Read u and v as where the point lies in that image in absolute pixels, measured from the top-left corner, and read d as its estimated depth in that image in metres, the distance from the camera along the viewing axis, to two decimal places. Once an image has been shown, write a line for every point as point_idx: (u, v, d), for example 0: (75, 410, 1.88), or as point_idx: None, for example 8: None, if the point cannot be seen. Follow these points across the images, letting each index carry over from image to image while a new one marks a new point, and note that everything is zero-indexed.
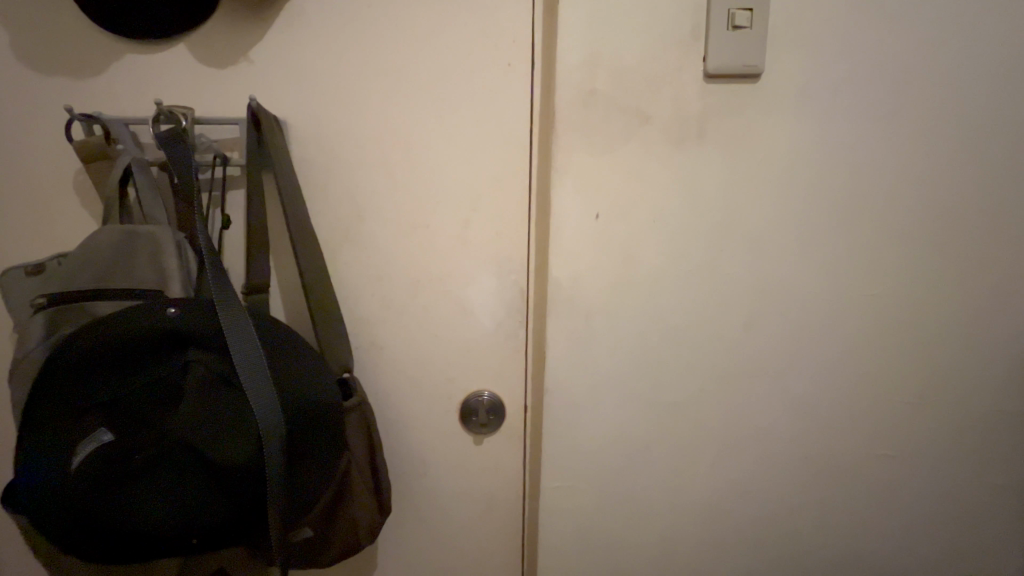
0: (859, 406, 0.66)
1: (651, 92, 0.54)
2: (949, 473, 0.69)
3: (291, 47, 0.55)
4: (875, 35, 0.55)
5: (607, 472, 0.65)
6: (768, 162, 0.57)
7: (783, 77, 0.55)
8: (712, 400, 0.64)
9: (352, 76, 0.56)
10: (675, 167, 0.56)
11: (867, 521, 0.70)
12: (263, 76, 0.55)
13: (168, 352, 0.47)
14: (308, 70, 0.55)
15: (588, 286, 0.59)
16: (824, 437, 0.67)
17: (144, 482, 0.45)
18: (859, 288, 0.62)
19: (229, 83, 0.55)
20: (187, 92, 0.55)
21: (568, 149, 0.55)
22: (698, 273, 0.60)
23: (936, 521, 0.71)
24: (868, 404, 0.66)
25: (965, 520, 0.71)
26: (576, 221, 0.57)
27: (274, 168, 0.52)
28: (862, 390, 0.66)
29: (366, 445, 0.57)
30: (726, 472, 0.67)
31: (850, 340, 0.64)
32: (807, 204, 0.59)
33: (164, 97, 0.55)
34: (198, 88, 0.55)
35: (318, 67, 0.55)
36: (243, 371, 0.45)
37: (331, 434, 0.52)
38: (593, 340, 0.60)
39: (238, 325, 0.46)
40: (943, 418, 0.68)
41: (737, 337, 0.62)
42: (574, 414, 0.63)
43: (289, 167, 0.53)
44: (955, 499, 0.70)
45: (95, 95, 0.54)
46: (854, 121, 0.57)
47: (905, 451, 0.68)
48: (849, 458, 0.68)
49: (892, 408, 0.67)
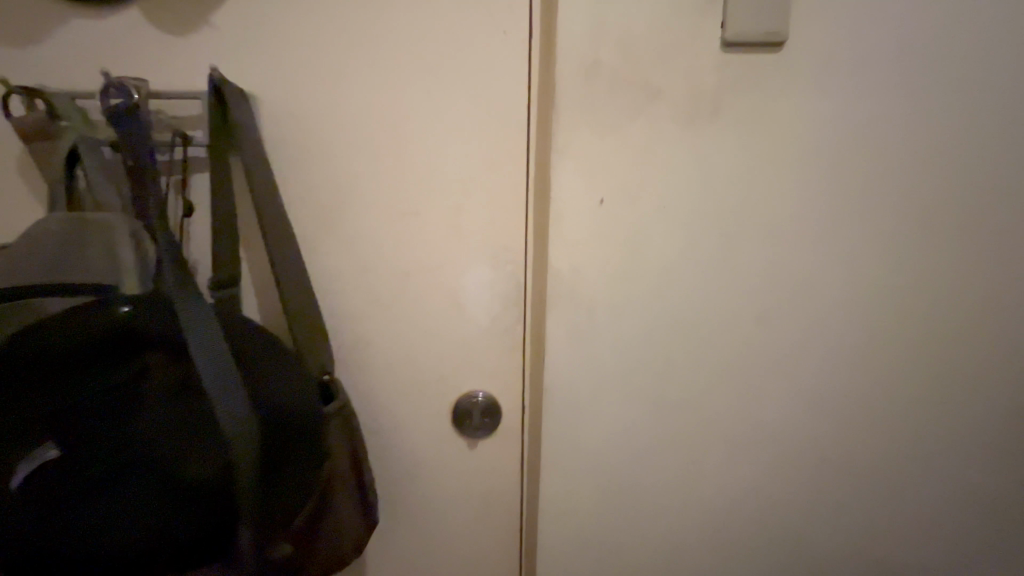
0: (876, 403, 0.62)
1: (662, 63, 0.49)
2: (968, 473, 0.66)
3: (261, 13, 0.49)
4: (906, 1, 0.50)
5: (609, 475, 0.61)
6: (789, 140, 0.52)
7: (808, 46, 0.50)
8: (722, 397, 0.60)
9: (329, 45, 0.50)
10: (688, 147, 0.51)
11: (882, 524, 0.67)
12: (230, 46, 0.49)
13: (124, 356, 0.42)
14: (280, 38, 0.49)
15: (590, 278, 0.54)
16: (839, 435, 0.63)
17: (102, 501, 0.40)
18: (881, 277, 0.58)
19: (191, 53, 0.49)
20: (142, 63, 0.49)
21: (571, 128, 0.50)
22: (710, 263, 0.55)
23: (952, 524, 0.68)
24: (886, 401, 0.62)
25: (982, 522, 0.68)
26: (579, 208, 0.52)
27: (240, 149, 0.46)
28: (880, 385, 0.62)
29: (352, 452, 0.53)
30: (735, 473, 0.63)
31: (870, 333, 0.60)
32: (829, 188, 0.54)
33: (115, 69, 0.49)
34: (155, 58, 0.49)
35: (292, 35, 0.50)
36: (208, 381, 0.41)
37: (311, 443, 0.47)
38: (596, 336, 0.56)
39: (202, 324, 0.42)
40: (963, 416, 0.64)
41: (749, 331, 0.58)
42: (574, 415, 0.58)
43: (259, 148, 0.47)
44: (972, 500, 0.67)
45: (38, 65, 0.48)
46: (884, 95, 0.52)
47: (923, 448, 0.64)
48: (864, 456, 0.64)
49: (911, 404, 0.63)
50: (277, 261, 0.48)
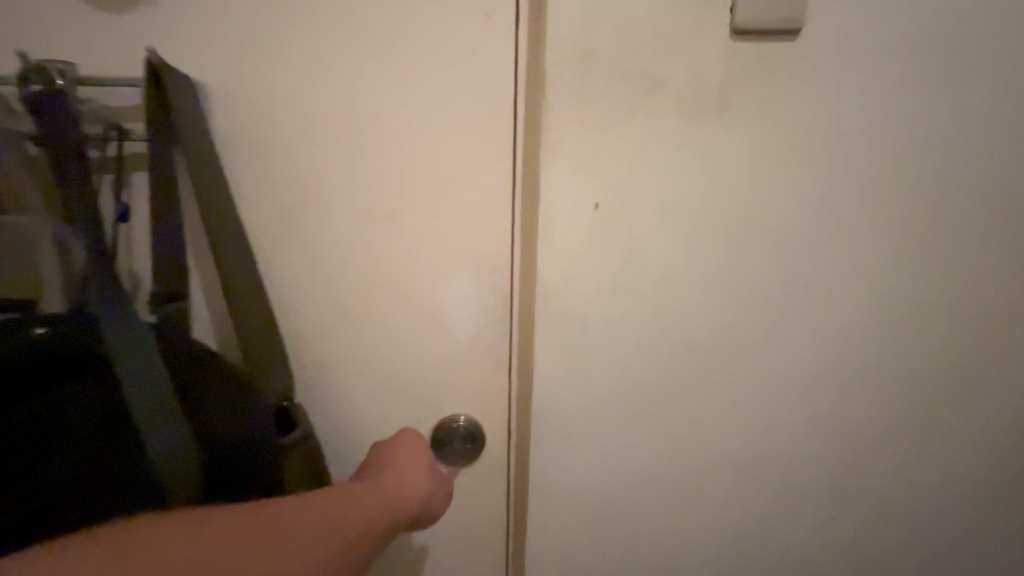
0: (901, 433, 0.56)
1: (665, 52, 0.44)
2: (1001, 509, 0.60)
3: None
4: None
5: (604, 507, 0.56)
6: (806, 139, 0.47)
7: (827, 35, 0.45)
8: (729, 425, 0.54)
9: (291, 28, 0.44)
10: (692, 147, 0.46)
11: (907, 566, 0.60)
12: (179, 27, 0.43)
13: (34, 387, 0.35)
14: (236, 20, 0.44)
15: (583, 291, 0.49)
16: (860, 469, 0.57)
17: None
18: (908, 293, 0.52)
19: (132, 37, 0.43)
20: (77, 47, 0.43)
21: (561, 123, 0.45)
22: (717, 275, 0.50)
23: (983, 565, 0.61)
24: (912, 432, 0.56)
25: (1015, 563, 0.62)
26: (571, 212, 0.47)
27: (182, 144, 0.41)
28: (906, 414, 0.56)
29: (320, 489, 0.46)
30: (745, 509, 0.57)
31: (897, 354, 0.53)
32: (850, 193, 0.49)
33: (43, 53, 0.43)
34: (91, 40, 0.43)
35: (250, 17, 0.44)
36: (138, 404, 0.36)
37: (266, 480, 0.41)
38: (589, 354, 0.51)
39: (132, 338, 0.36)
40: (999, 447, 0.57)
41: (760, 352, 0.52)
42: (565, 440, 0.53)
43: (205, 143, 0.42)
44: (1004, 539, 0.61)
45: None
46: (910, 90, 0.47)
47: (952, 483, 0.58)
48: (888, 492, 0.58)
49: (941, 434, 0.57)
50: (227, 271, 0.43)
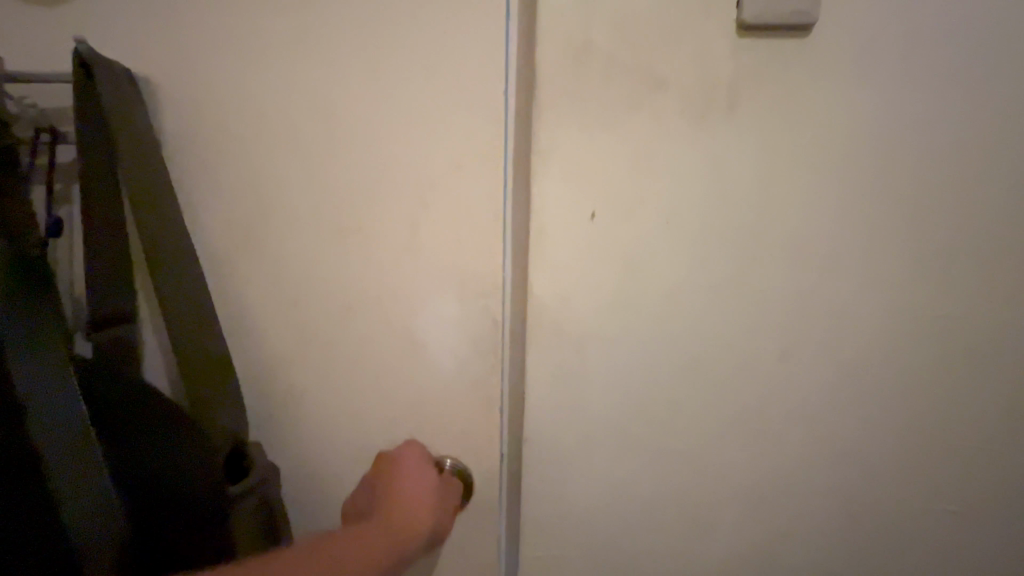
0: (937, 468, 0.50)
1: (666, 48, 0.40)
2: None
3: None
4: None
5: (600, 540, 0.51)
6: (820, 143, 0.43)
7: (846, 29, 0.41)
8: (739, 451, 0.50)
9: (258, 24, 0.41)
10: (696, 151, 0.43)
11: None
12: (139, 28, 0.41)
13: None
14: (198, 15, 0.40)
15: (579, 306, 0.46)
16: (889, 506, 0.51)
17: None
18: (941, 310, 0.47)
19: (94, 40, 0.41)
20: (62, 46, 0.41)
21: (553, 126, 0.42)
22: (724, 289, 0.46)
23: None
24: (952, 468, 0.50)
25: None
26: (565, 221, 0.44)
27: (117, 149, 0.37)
28: (944, 447, 0.50)
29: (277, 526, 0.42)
30: (758, 543, 0.52)
31: (931, 379, 0.48)
32: (872, 201, 0.45)
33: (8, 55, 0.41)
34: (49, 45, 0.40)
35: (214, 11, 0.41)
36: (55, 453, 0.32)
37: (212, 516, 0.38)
38: (585, 373, 0.47)
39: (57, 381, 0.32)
40: None
41: (772, 373, 0.48)
42: (560, 465, 0.49)
43: (143, 145, 0.39)
44: None
45: None
46: (940, 87, 0.43)
47: (1001, 528, 0.51)
48: (923, 534, 0.52)
49: (988, 472, 0.50)
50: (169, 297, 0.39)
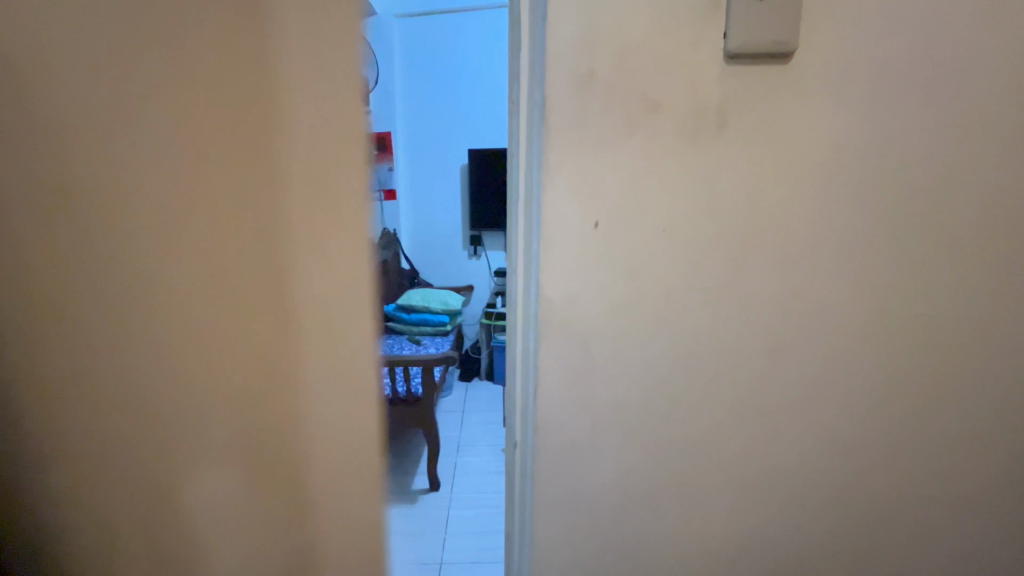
0: (911, 454, 0.55)
1: (659, 76, 0.45)
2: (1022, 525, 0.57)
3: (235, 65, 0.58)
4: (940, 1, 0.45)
5: (605, 521, 0.56)
6: (802, 158, 0.48)
7: (824, 54, 0.45)
8: (731, 440, 0.54)
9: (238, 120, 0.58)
10: (688, 166, 0.47)
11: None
12: None
13: None
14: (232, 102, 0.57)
15: (583, 307, 0.50)
16: (867, 490, 0.56)
17: None
18: (916, 307, 0.51)
19: None
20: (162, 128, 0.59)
21: (560, 146, 0.47)
22: (716, 289, 0.50)
23: None
24: (924, 454, 0.55)
25: None
26: (571, 231, 0.48)
27: None
28: (918, 435, 0.54)
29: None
30: (748, 521, 0.57)
31: (906, 369, 0.53)
32: (850, 208, 0.49)
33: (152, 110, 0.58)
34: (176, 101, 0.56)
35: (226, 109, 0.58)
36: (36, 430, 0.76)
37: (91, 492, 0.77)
38: (589, 367, 0.52)
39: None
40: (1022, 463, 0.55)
41: (761, 368, 0.52)
42: (567, 453, 0.54)
43: None
44: None
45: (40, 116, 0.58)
46: (911, 104, 0.47)
47: (969, 504, 0.56)
48: (897, 514, 0.57)
49: (957, 457, 0.55)
50: None
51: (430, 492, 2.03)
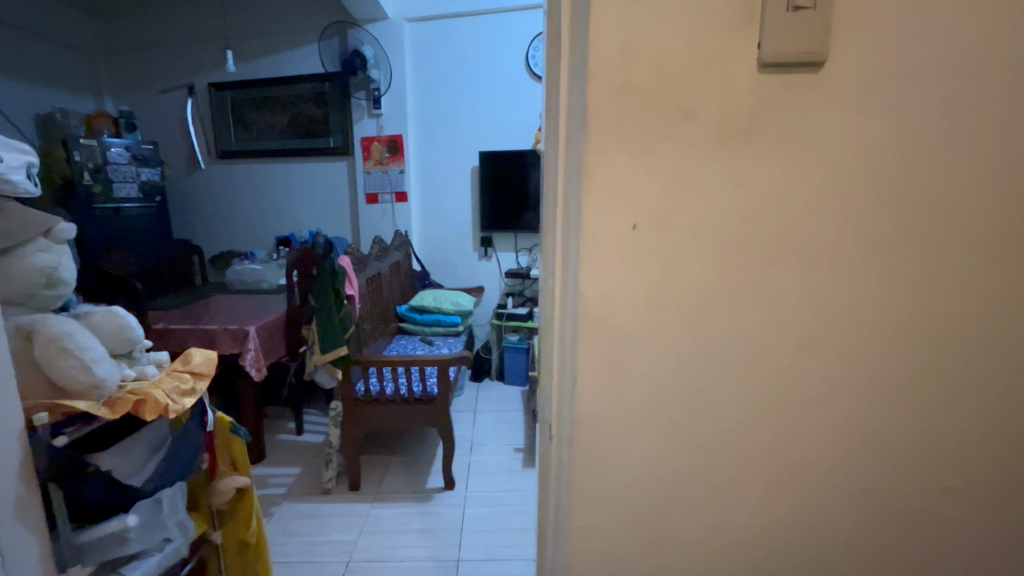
0: (937, 448, 0.57)
1: (695, 84, 0.47)
2: None
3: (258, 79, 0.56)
4: (963, 13, 0.47)
5: (636, 512, 0.58)
6: (830, 162, 0.49)
7: (853, 62, 0.47)
8: (762, 433, 0.56)
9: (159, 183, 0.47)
10: (721, 171, 0.49)
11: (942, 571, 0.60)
12: None
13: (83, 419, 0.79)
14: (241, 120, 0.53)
15: (620, 306, 0.52)
16: (894, 483, 0.58)
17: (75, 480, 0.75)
18: (938, 306, 0.53)
19: None
20: None
21: (600, 152, 0.48)
22: (745, 289, 0.52)
23: None
24: (948, 448, 0.57)
25: None
26: (610, 234, 0.50)
27: None
28: (942, 429, 0.56)
29: (182, 469, 0.92)
30: (774, 511, 0.58)
31: (928, 366, 0.54)
32: (876, 211, 0.51)
33: None
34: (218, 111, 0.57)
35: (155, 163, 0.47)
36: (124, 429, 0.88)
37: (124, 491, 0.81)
38: (624, 365, 0.53)
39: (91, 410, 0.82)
40: None
41: (791, 364, 0.54)
42: (604, 448, 0.56)
43: None
44: None
45: None
46: (935, 111, 0.49)
47: (990, 498, 0.58)
48: (924, 506, 0.58)
49: (982, 451, 0.57)
50: None
51: (445, 490, 2.05)
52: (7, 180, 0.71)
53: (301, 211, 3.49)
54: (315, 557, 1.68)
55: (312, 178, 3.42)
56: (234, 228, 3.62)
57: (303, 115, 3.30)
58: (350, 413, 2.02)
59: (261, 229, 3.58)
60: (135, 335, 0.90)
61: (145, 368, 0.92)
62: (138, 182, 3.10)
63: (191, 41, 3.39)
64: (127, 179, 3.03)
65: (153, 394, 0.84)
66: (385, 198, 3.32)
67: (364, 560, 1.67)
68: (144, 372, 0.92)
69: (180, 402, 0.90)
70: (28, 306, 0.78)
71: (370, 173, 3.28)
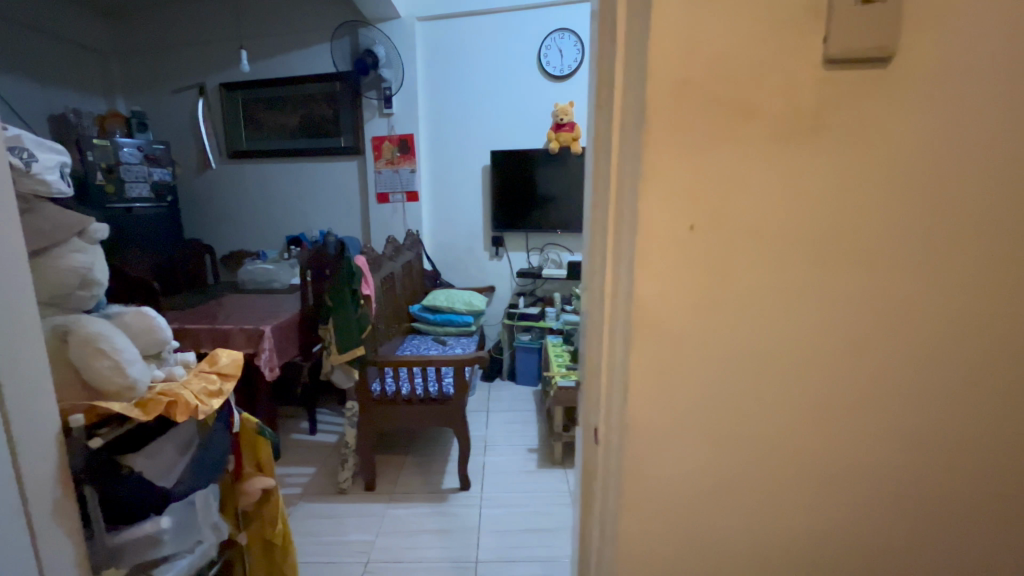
0: (999, 454, 0.55)
1: (758, 81, 0.46)
2: None
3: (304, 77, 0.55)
4: None
5: (686, 517, 0.57)
6: (895, 160, 0.48)
7: (922, 57, 0.46)
8: (818, 439, 0.55)
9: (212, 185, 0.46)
10: (782, 169, 0.48)
11: None
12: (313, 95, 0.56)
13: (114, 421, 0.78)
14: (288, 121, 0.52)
15: (676, 308, 0.51)
16: (954, 492, 0.56)
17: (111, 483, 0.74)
18: (1002, 308, 0.52)
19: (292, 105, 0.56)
20: None
21: (660, 150, 0.47)
22: (803, 290, 0.51)
23: None
24: (1010, 453, 0.55)
25: None
26: (668, 234, 0.49)
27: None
28: (1005, 435, 0.55)
29: (211, 471, 0.91)
30: (828, 518, 0.57)
31: (992, 370, 0.53)
32: (941, 210, 0.49)
33: None
34: None
35: None
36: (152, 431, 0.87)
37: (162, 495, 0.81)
38: (678, 368, 0.52)
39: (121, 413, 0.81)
40: None
41: (849, 369, 0.53)
42: (656, 454, 0.55)
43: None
44: None
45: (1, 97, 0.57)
46: (1006, 106, 0.47)
47: None
48: (986, 516, 0.57)
49: None
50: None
51: (461, 491, 2.04)
52: (41, 181, 0.71)
53: (312, 210, 3.50)
54: (333, 558, 1.67)
55: (323, 177, 3.42)
56: (245, 228, 3.62)
57: (314, 115, 3.30)
58: (365, 413, 2.02)
59: (272, 228, 3.58)
60: (164, 336, 0.90)
61: (173, 369, 0.92)
62: (150, 182, 3.11)
63: (202, 41, 3.39)
64: (139, 179, 3.04)
65: (183, 394, 0.83)
66: (395, 197, 3.31)
67: (382, 561, 1.66)
68: (172, 372, 0.92)
69: (209, 403, 0.89)
70: (63, 308, 0.78)
71: (381, 172, 3.28)
